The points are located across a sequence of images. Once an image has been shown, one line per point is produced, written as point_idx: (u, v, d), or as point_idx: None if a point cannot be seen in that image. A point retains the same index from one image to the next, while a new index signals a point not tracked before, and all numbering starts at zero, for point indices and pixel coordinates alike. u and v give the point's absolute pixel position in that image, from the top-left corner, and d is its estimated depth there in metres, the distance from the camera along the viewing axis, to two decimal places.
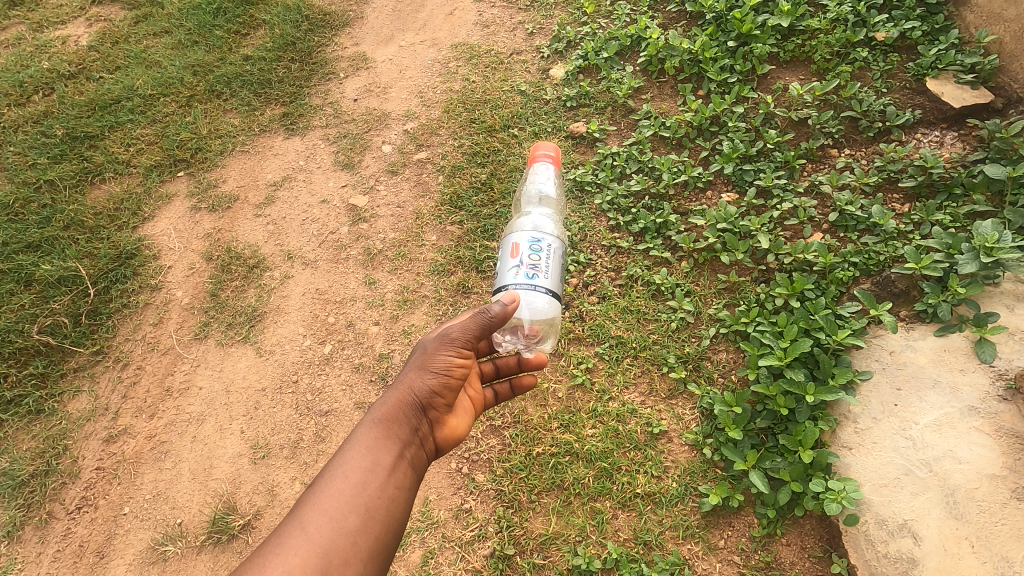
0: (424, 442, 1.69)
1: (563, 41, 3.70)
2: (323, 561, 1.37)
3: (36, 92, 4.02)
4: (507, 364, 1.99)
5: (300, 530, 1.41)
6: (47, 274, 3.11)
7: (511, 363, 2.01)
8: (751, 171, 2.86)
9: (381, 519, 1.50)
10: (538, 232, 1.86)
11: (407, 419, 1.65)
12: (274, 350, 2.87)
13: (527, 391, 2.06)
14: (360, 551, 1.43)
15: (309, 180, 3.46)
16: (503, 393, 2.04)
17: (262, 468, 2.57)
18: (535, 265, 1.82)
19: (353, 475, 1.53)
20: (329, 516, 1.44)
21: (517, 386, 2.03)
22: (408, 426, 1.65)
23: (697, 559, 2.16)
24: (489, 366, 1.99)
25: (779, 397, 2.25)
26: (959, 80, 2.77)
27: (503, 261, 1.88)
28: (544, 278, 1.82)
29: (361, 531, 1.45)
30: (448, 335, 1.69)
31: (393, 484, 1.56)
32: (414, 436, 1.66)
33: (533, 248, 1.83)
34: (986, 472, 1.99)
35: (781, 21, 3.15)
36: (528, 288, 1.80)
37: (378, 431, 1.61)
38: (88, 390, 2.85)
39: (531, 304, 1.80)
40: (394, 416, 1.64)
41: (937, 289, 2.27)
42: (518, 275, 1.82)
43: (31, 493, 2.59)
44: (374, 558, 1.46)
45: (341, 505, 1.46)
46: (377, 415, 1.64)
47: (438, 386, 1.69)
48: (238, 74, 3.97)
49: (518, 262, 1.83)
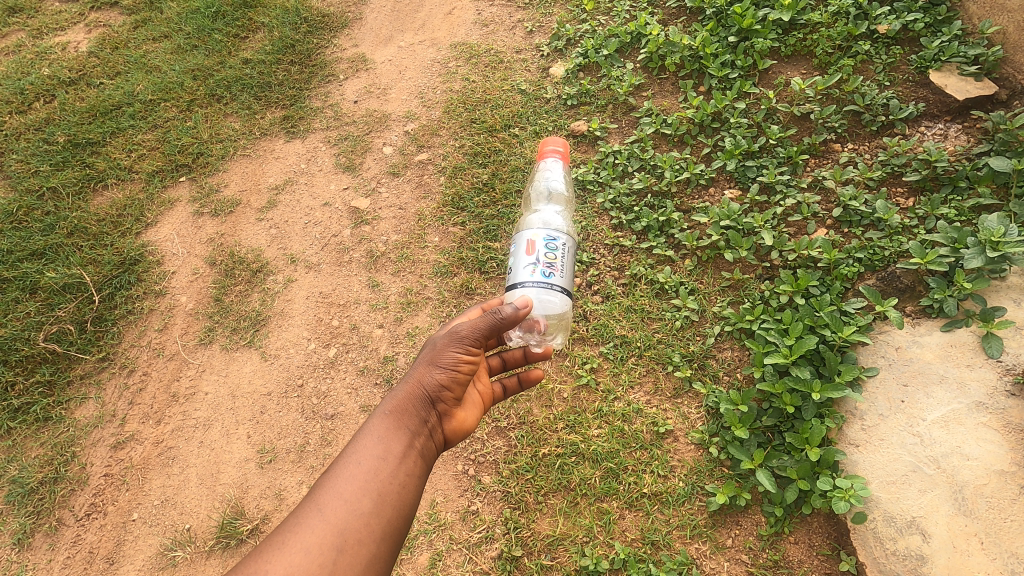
0: (433, 433, 1.69)
1: (563, 39, 3.69)
2: (339, 541, 1.39)
3: (37, 99, 4.02)
4: (513, 357, 2.04)
5: (317, 511, 1.42)
6: (52, 281, 3.12)
7: (517, 356, 2.05)
8: (753, 167, 2.84)
9: (394, 504, 1.50)
10: (553, 230, 1.85)
11: (418, 410, 1.65)
12: (279, 354, 2.88)
13: (535, 384, 2.03)
14: (374, 533, 1.44)
15: (311, 183, 3.46)
16: (511, 387, 2.01)
17: (269, 472, 2.58)
18: (551, 263, 1.82)
19: (366, 462, 1.53)
20: (344, 499, 1.45)
21: (525, 380, 2.01)
22: (418, 417, 1.64)
23: (705, 558, 2.16)
24: (496, 360, 2.02)
25: (786, 394, 2.24)
26: (963, 71, 2.75)
27: (517, 257, 1.85)
28: (559, 276, 1.83)
29: (375, 514, 1.46)
30: (458, 332, 1.70)
31: (405, 471, 1.56)
32: (424, 427, 1.65)
33: (549, 247, 1.82)
34: (995, 468, 1.98)
35: (781, 15, 3.13)
36: (545, 286, 1.80)
37: (390, 420, 1.61)
38: (95, 396, 2.86)
39: (547, 302, 1.83)
40: (405, 407, 1.64)
41: (943, 284, 2.25)
42: (535, 272, 1.80)
43: (40, 501, 2.61)
44: (388, 540, 1.47)
45: (355, 489, 1.47)
46: (388, 405, 1.64)
47: (447, 380, 1.68)
48: (238, 77, 3.97)
49: (535, 259, 1.82)
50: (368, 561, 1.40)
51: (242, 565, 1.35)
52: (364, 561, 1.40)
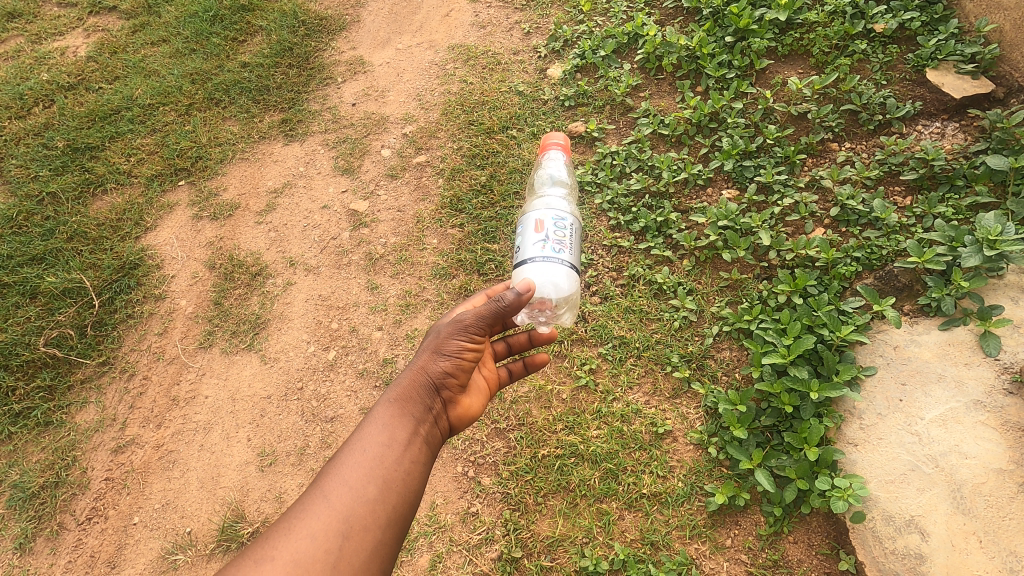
0: (438, 420, 1.69)
1: (561, 40, 3.70)
2: (344, 526, 1.39)
3: (36, 104, 4.03)
4: (518, 342, 2.02)
5: (322, 497, 1.44)
6: (52, 286, 3.13)
7: (522, 340, 2.03)
8: (751, 167, 2.85)
9: (399, 491, 1.50)
10: (560, 211, 1.88)
11: (421, 397, 1.65)
12: (278, 357, 2.88)
13: (540, 369, 2.02)
14: (379, 519, 1.44)
15: (310, 186, 3.47)
16: (516, 371, 2.02)
17: (269, 476, 2.58)
18: (560, 241, 1.84)
19: (372, 448, 1.54)
20: (349, 486, 1.46)
21: (530, 364, 2.00)
22: (422, 404, 1.65)
23: (704, 559, 2.16)
24: (502, 344, 2.01)
25: (784, 394, 2.24)
26: (960, 70, 2.75)
27: (525, 237, 1.87)
28: (567, 253, 1.84)
29: (380, 501, 1.46)
30: (461, 321, 1.70)
31: (410, 458, 1.56)
32: (428, 414, 1.66)
33: (557, 225, 1.84)
34: (993, 466, 1.98)
35: (779, 14, 3.14)
36: (554, 262, 1.80)
37: (394, 408, 1.62)
38: (95, 401, 2.86)
39: (554, 281, 1.80)
40: (409, 394, 1.65)
41: (941, 283, 2.26)
42: (544, 249, 1.81)
43: (41, 505, 2.61)
44: (393, 527, 1.47)
45: (359, 475, 1.48)
46: (392, 393, 1.65)
47: (451, 367, 1.69)
48: (236, 81, 3.98)
49: (543, 237, 1.83)
50: (373, 547, 1.41)
51: (250, 550, 1.37)
52: (369, 547, 1.40)
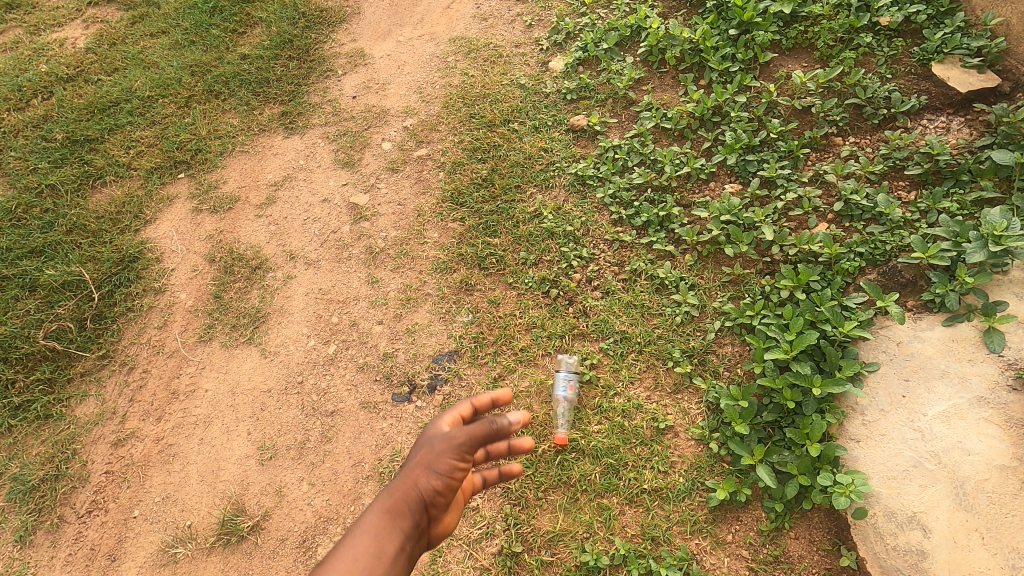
0: (423, 535, 1.58)
1: (563, 33, 3.67)
2: None
3: (35, 96, 4.01)
4: (496, 451, 1.84)
5: None
6: (52, 279, 3.12)
7: (500, 449, 1.85)
8: (754, 162, 2.83)
9: None
10: None
11: (411, 510, 1.55)
12: (278, 351, 2.87)
13: (514, 476, 1.92)
14: None
15: (310, 179, 3.45)
16: (490, 480, 1.86)
17: (269, 469, 2.56)
18: None
19: (361, 559, 1.39)
20: None
21: (506, 473, 1.88)
22: (411, 517, 1.54)
23: (705, 554, 2.16)
24: (479, 455, 1.85)
25: (786, 390, 2.23)
26: (966, 64, 2.71)
27: None
28: None
29: None
30: (455, 439, 1.64)
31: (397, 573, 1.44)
32: (416, 529, 1.55)
33: None
34: (997, 462, 1.95)
35: (783, 7, 3.09)
36: None
37: (385, 517, 1.51)
38: (95, 394, 2.85)
39: None
40: (400, 505, 1.54)
41: (945, 278, 2.24)
42: None
43: (41, 498, 2.60)
44: None
45: None
46: (383, 502, 1.54)
47: (443, 486, 1.60)
48: (236, 73, 3.95)
49: None
50: None
51: None
52: None
